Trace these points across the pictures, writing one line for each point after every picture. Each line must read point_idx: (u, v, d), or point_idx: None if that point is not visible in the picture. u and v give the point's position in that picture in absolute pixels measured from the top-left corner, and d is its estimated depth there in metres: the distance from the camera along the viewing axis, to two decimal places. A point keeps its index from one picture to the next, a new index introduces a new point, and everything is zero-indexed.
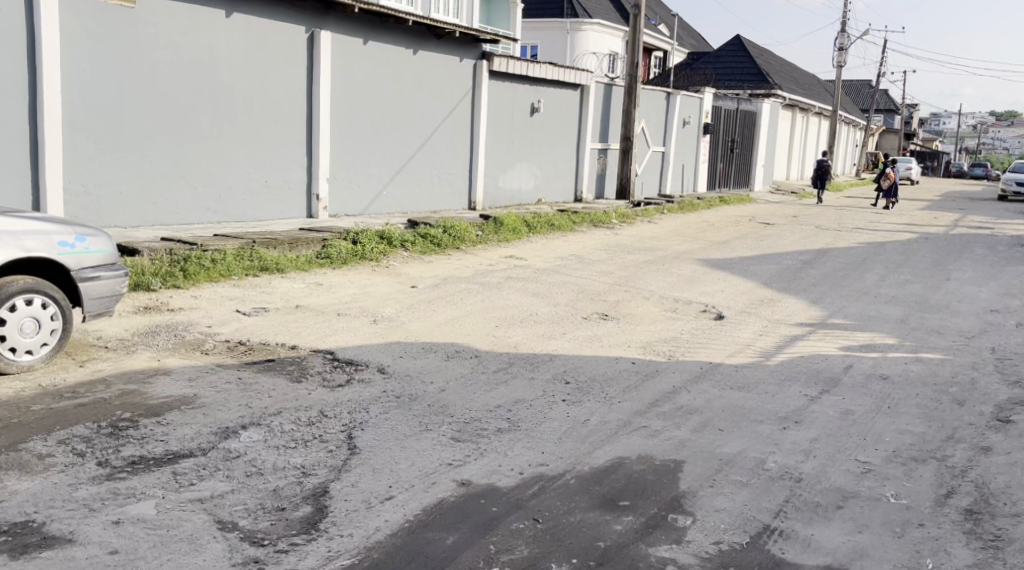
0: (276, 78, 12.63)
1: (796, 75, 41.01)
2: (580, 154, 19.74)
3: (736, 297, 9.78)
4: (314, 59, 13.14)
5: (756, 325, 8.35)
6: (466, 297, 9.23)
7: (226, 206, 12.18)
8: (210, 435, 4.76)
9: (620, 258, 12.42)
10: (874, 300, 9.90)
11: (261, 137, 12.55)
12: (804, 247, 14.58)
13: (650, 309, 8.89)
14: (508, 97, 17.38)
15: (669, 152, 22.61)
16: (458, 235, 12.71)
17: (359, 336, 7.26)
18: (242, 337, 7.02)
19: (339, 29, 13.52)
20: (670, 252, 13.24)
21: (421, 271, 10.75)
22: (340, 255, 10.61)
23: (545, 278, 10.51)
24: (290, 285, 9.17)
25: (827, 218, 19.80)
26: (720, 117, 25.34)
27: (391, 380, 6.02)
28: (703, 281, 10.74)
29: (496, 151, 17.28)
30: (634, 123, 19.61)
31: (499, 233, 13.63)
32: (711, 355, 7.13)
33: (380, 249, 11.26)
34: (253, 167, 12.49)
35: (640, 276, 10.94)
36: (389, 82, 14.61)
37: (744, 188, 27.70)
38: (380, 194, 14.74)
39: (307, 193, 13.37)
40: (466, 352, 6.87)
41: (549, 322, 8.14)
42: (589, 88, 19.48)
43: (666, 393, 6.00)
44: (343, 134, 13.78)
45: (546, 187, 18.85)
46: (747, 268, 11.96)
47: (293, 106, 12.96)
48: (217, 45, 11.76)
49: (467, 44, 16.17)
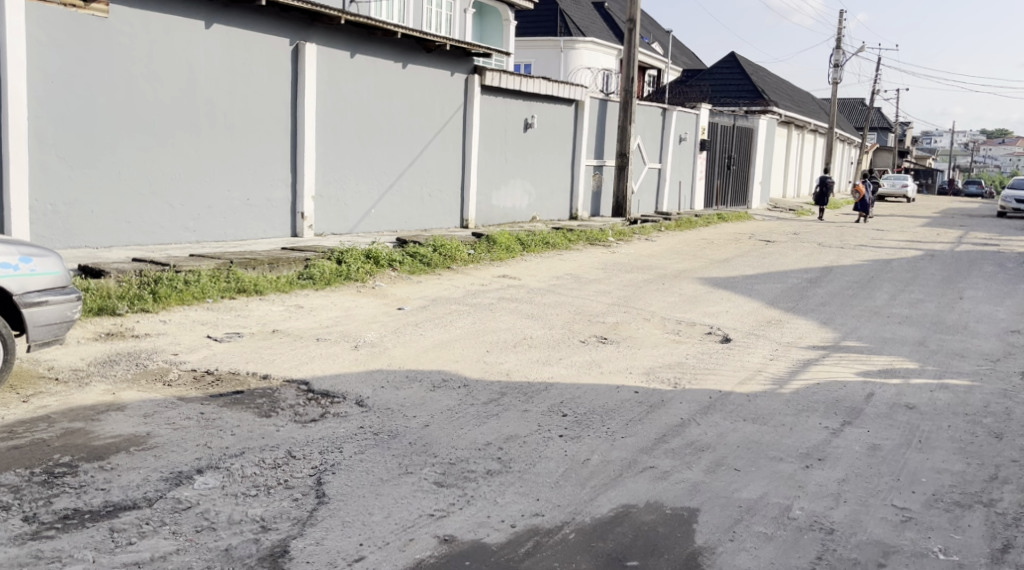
0: (259, 91, 12.13)
1: (791, 93, 40.72)
2: (575, 171, 19.26)
3: (742, 317, 9.25)
4: (298, 72, 12.64)
5: (766, 349, 7.80)
6: (456, 320, 8.68)
7: (205, 225, 11.63)
8: (159, 482, 4.18)
9: (618, 277, 11.89)
10: (888, 320, 9.38)
11: (243, 153, 12.03)
12: (808, 265, 14.07)
13: (651, 332, 8.35)
14: (501, 112, 16.91)
15: (666, 169, 22.14)
16: (448, 254, 12.18)
17: (339, 364, 6.70)
18: (210, 366, 6.45)
19: (325, 41, 13.03)
20: (670, 271, 12.70)
21: (409, 291, 10.20)
22: (323, 275, 10.06)
23: (540, 299, 9.96)
24: (269, 309, 8.61)
25: (828, 234, 19.33)
26: (717, 133, 24.92)
27: (370, 414, 5.45)
28: (705, 301, 10.21)
29: (489, 168, 16.78)
30: (630, 139, 19.16)
31: (492, 252, 13.10)
32: (720, 383, 6.58)
33: (366, 269, 10.71)
34: (235, 184, 11.96)
35: (640, 296, 10.41)
36: (377, 97, 14.12)
37: (742, 206, 27.26)
38: (369, 212, 14.21)
39: (291, 211, 12.83)
40: (454, 381, 6.32)
41: (544, 347, 7.59)
42: (584, 104, 19.04)
43: (673, 426, 5.45)
44: (329, 150, 13.26)
45: (540, 205, 18.34)
46: (751, 287, 11.43)
47: (276, 121, 12.45)
48: (196, 57, 11.25)
49: (458, 57, 15.70)
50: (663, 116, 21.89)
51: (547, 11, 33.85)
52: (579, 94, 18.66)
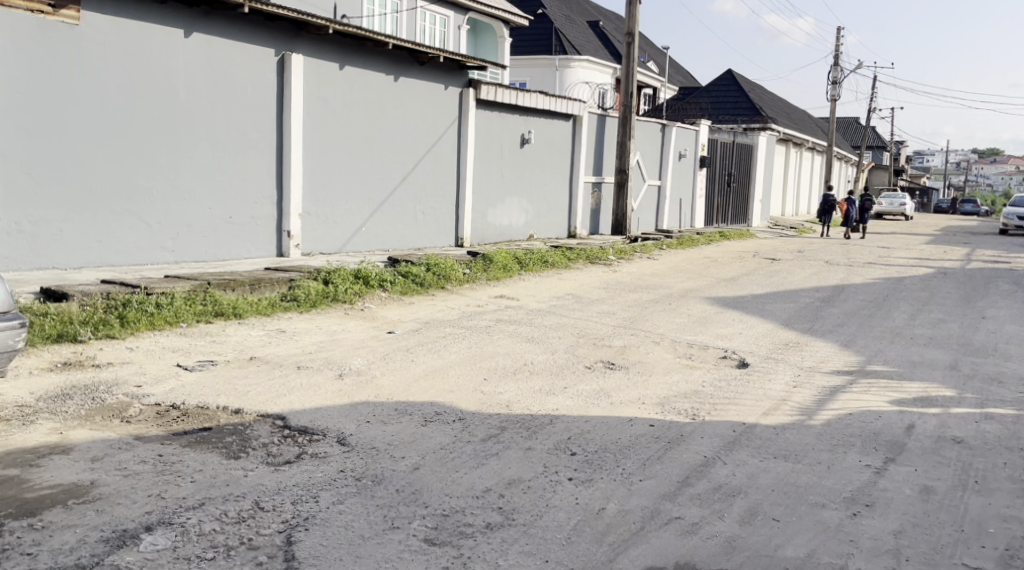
0: (242, 104, 11.55)
1: (788, 110, 40.29)
2: (573, 188, 18.69)
3: (757, 340, 8.62)
4: (285, 84, 12.08)
5: (788, 375, 7.16)
6: (449, 345, 8.03)
7: (185, 245, 11.01)
8: (99, 545, 3.59)
9: (621, 297, 11.27)
10: (913, 343, 8.75)
11: (226, 169, 11.44)
12: (818, 283, 13.46)
13: (662, 357, 7.72)
14: (498, 127, 16.36)
15: (666, 186, 21.58)
16: (443, 274, 11.56)
17: (320, 396, 6.04)
18: (176, 399, 5.82)
19: (312, 52, 12.48)
20: (675, 290, 12.08)
21: (401, 314, 9.57)
22: (308, 297, 9.44)
23: (539, 321, 9.32)
24: (247, 334, 7.98)
25: (835, 252, 18.74)
26: (716, 150, 24.41)
27: (353, 454, 4.81)
28: (716, 322, 9.58)
29: (485, 184, 16.21)
30: (629, 155, 18.61)
31: (488, 271, 12.48)
32: (743, 414, 5.95)
33: (355, 290, 10.09)
34: (217, 201, 11.36)
35: (646, 317, 9.79)
36: (368, 111, 13.55)
37: (743, 224, 26.70)
38: (359, 231, 13.60)
39: (277, 230, 12.23)
40: (448, 414, 5.67)
41: (546, 374, 6.95)
42: (581, 119, 18.51)
43: (696, 466, 4.82)
44: (317, 166, 12.69)
45: (538, 222, 17.75)
46: (762, 307, 10.80)
47: (261, 135, 11.86)
48: (175, 67, 10.69)
49: (452, 70, 15.15)
50: (663, 132, 21.36)
51: (541, 28, 33.44)
52: (577, 108, 18.13)
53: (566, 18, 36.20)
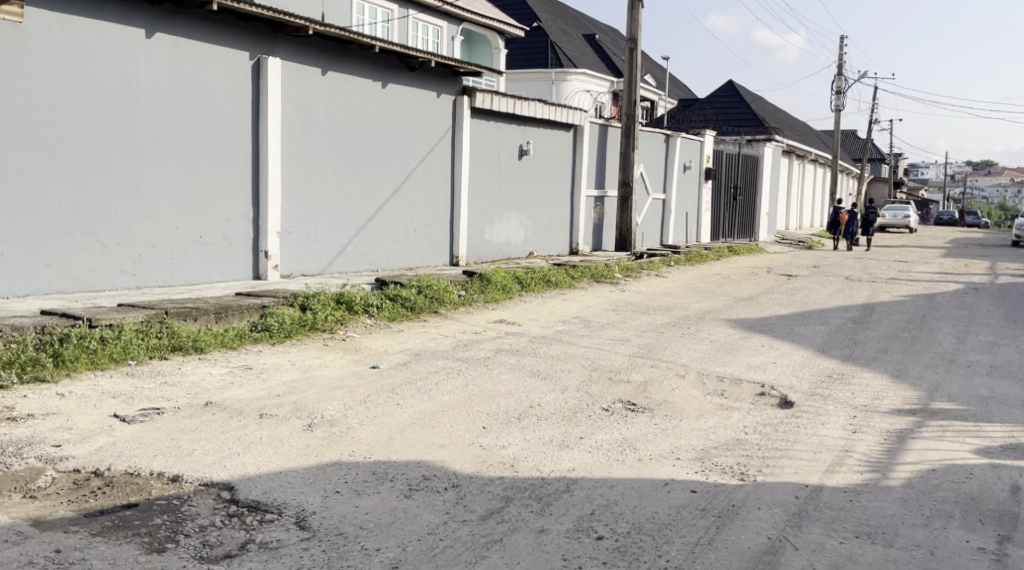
0: (213, 112, 10.48)
1: (789, 121, 39.29)
2: (575, 202, 17.62)
3: (796, 371, 7.50)
4: (261, 91, 11.03)
5: (843, 417, 6.03)
6: (442, 382, 6.90)
7: (149, 269, 9.92)
8: None
9: (634, 321, 10.16)
10: (973, 372, 7.64)
11: (194, 184, 10.36)
12: (846, 301, 12.35)
13: (691, 396, 6.61)
14: (494, 138, 15.29)
15: (671, 199, 20.51)
16: (436, 296, 10.46)
17: (282, 454, 4.90)
18: (102, 460, 4.71)
19: (291, 56, 11.43)
20: (691, 312, 10.96)
21: (387, 344, 8.46)
22: (282, 326, 8.35)
23: (544, 351, 8.19)
24: (206, 373, 6.84)
25: (853, 267, 17.65)
26: (722, 161, 23.34)
27: (315, 545, 3.72)
28: (744, 350, 8.46)
29: (481, 199, 15.13)
30: (633, 167, 17.55)
31: (486, 292, 11.38)
32: (802, 472, 4.84)
33: (336, 316, 8.99)
34: (185, 219, 10.28)
35: (664, 345, 8.68)
36: (354, 120, 12.50)
37: (749, 238, 25.61)
38: (344, 251, 12.52)
39: (253, 250, 11.15)
40: (439, 479, 4.56)
41: (558, 420, 5.83)
42: (583, 129, 17.47)
43: (758, 557, 3.75)
44: (297, 181, 11.64)
45: (538, 238, 16.67)
46: (792, 331, 9.69)
47: (234, 147, 10.78)
48: (135, 71, 9.62)
49: (445, 76, 14.10)
50: (667, 142, 20.32)
51: (537, 41, 32.44)
52: (578, 118, 17.09)
53: (561, 30, 35.22)
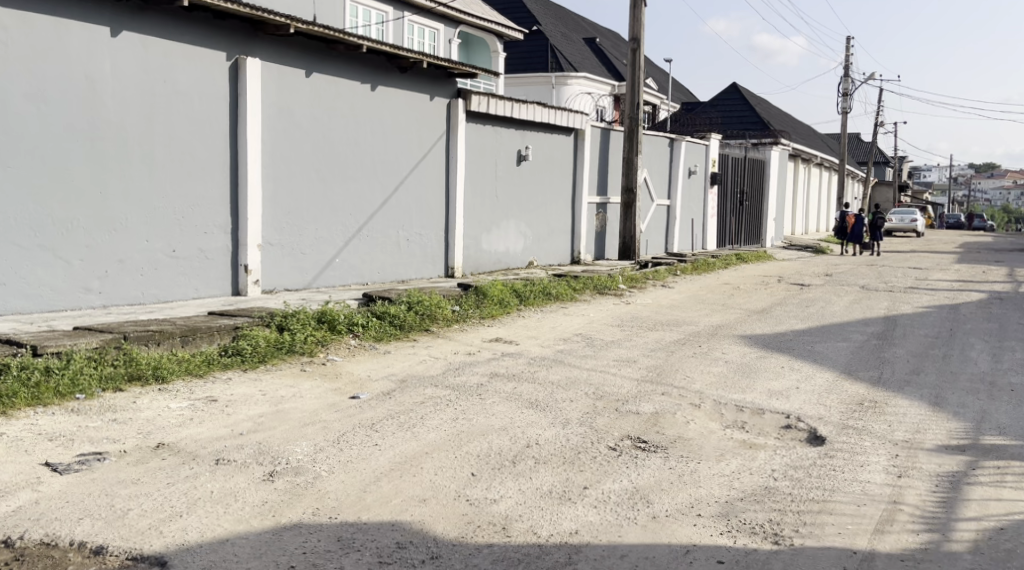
0: (186, 117, 9.80)
1: (794, 124, 38.49)
2: (577, 209, 16.88)
3: (823, 397, 6.74)
4: (239, 94, 10.34)
5: (883, 456, 5.28)
6: (428, 415, 6.15)
7: (117, 286, 9.22)
8: None
9: (640, 338, 9.41)
10: (1019, 397, 6.89)
11: (166, 194, 9.67)
12: (865, 313, 11.58)
13: (708, 432, 5.86)
14: (491, 142, 14.57)
15: (676, 206, 19.77)
16: (427, 313, 9.73)
17: (232, 514, 4.17)
18: (18, 526, 4.00)
19: (272, 57, 10.74)
20: (702, 328, 10.20)
21: (370, 369, 7.72)
22: (256, 350, 7.64)
23: (543, 376, 7.44)
24: (164, 407, 6.09)
25: (867, 275, 16.89)
26: (728, 166, 22.57)
27: None
28: (762, 372, 7.69)
29: (478, 207, 14.40)
30: (637, 172, 16.83)
31: (481, 307, 10.63)
32: (845, 533, 4.11)
33: (316, 338, 8.28)
34: (157, 232, 9.59)
35: (674, 367, 7.92)
36: (341, 125, 11.79)
37: (756, 244, 24.83)
38: (331, 263, 11.81)
39: (232, 264, 10.46)
40: (414, 550, 3.84)
41: (558, 464, 5.10)
42: (584, 133, 16.75)
43: None
44: (279, 190, 10.94)
45: (538, 248, 15.95)
46: (812, 349, 8.94)
47: (210, 154, 10.10)
48: (99, 73, 8.93)
49: (439, 78, 13.39)
50: (671, 147, 19.59)
51: (536, 45, 31.75)
52: (579, 121, 16.37)
53: (560, 34, 34.52)
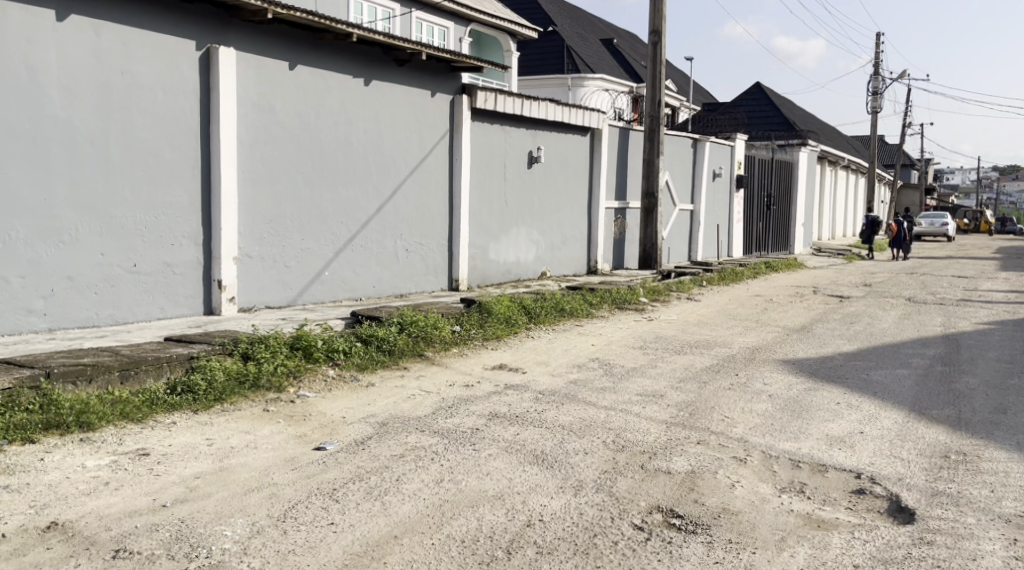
0: (149, 113, 8.66)
1: (819, 125, 36.99)
2: (594, 214, 15.62)
3: (898, 447, 5.43)
4: (211, 88, 9.18)
5: (998, 544, 3.98)
6: (405, 477, 4.91)
7: (66, 306, 8.11)
8: None
9: (666, 365, 8.12)
10: None
11: (125, 201, 8.54)
12: (920, 330, 10.22)
13: (760, 501, 4.58)
14: (500, 142, 13.34)
15: (700, 210, 18.45)
16: (422, 335, 8.50)
17: None
18: None
19: (250, 46, 9.56)
20: (736, 351, 8.90)
21: (346, 407, 6.52)
22: (212, 387, 6.47)
23: (551, 417, 6.17)
24: (77, 468, 4.92)
25: (909, 284, 15.50)
26: (754, 168, 21.21)
27: None
28: (816, 410, 6.39)
29: (485, 213, 13.18)
30: (658, 175, 15.56)
31: (485, 327, 9.39)
32: None
33: (287, 368, 7.09)
34: (114, 245, 8.47)
35: (707, 405, 6.63)
36: (331, 123, 10.61)
37: (784, 251, 23.45)
38: (320, 277, 10.63)
39: (204, 279, 9.31)
40: None
41: (567, 558, 3.85)
42: (601, 132, 15.48)
43: None
44: (259, 196, 9.78)
45: (551, 257, 14.70)
46: (867, 377, 7.62)
47: (177, 155, 8.95)
48: (42, 63, 7.79)
49: (440, 71, 12.18)
50: (694, 148, 18.31)
51: (552, 45, 30.53)
52: (595, 120, 15.10)
53: (576, 34, 33.28)
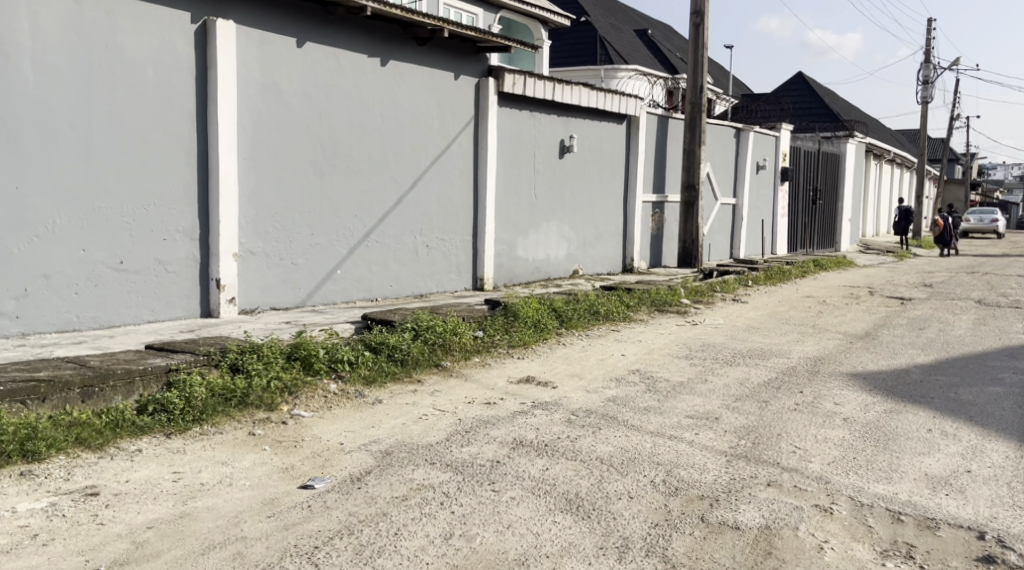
0: (137, 93, 7.76)
1: (863, 117, 35.51)
2: (630, 208, 14.57)
3: (1019, 495, 4.37)
4: (208, 66, 8.28)
5: None
6: (405, 531, 3.94)
7: (42, 308, 7.25)
8: None
9: (718, 380, 7.07)
10: None
11: (110, 191, 7.66)
12: (1001, 338, 9.08)
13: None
14: (530, 130, 12.34)
15: (743, 205, 17.32)
16: (440, 342, 7.54)
17: None
18: None
19: (252, 21, 8.65)
20: (796, 363, 7.85)
21: (348, 429, 5.57)
22: (191, 406, 5.55)
23: (588, 447, 5.17)
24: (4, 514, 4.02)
25: (974, 284, 14.27)
26: (800, 160, 19.99)
27: None
28: (905, 441, 5.32)
29: (513, 207, 12.19)
30: (699, 167, 14.48)
31: (512, 332, 8.41)
32: None
33: (282, 382, 6.15)
34: (97, 240, 7.59)
35: (772, 431, 5.59)
36: (344, 107, 9.67)
37: (831, 249, 22.21)
38: (331, 275, 9.71)
39: (202, 278, 8.41)
40: None
41: None
42: (638, 120, 14.42)
43: None
44: (263, 186, 8.87)
45: (584, 254, 13.68)
46: (955, 395, 6.53)
47: (171, 141, 8.06)
48: (13, 35, 6.92)
49: (463, 52, 11.20)
50: (737, 138, 17.18)
51: (584, 35, 29.47)
52: (632, 106, 14.04)
53: (610, 25, 32.18)
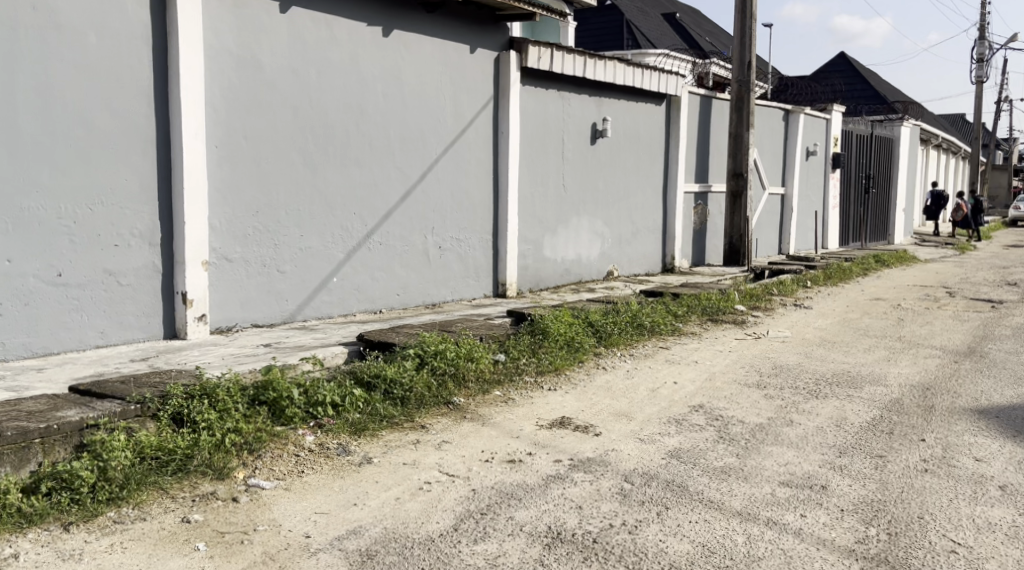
0: (77, 65, 6.29)
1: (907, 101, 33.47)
2: (671, 200, 12.97)
3: None
4: (168, 34, 6.79)
5: None
6: None
7: None
8: None
9: (808, 421, 5.49)
10: None
11: (45, 186, 6.20)
12: None
13: None
14: (558, 111, 10.77)
15: (792, 194, 15.65)
16: (451, 372, 6.02)
17: None
18: None
19: None
20: (899, 392, 6.25)
21: (320, 508, 4.08)
22: (105, 477, 4.06)
23: (656, 544, 3.63)
24: None
25: None
26: (852, 145, 18.24)
27: None
28: None
29: (540, 200, 10.65)
30: (747, 152, 12.86)
31: (541, 353, 6.89)
32: None
33: (240, 436, 4.66)
34: (28, 247, 6.14)
35: (905, 510, 4.01)
36: (339, 85, 8.17)
37: (884, 241, 20.44)
38: (326, 284, 8.22)
39: (165, 292, 6.93)
40: None
41: None
42: (680, 100, 12.78)
43: None
44: (241, 180, 7.39)
45: (619, 252, 12.11)
46: None
47: (121, 124, 6.58)
48: None
49: (479, 21, 9.62)
50: (786, 120, 15.48)
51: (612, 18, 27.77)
52: (673, 85, 12.41)
53: (638, 8, 30.44)
